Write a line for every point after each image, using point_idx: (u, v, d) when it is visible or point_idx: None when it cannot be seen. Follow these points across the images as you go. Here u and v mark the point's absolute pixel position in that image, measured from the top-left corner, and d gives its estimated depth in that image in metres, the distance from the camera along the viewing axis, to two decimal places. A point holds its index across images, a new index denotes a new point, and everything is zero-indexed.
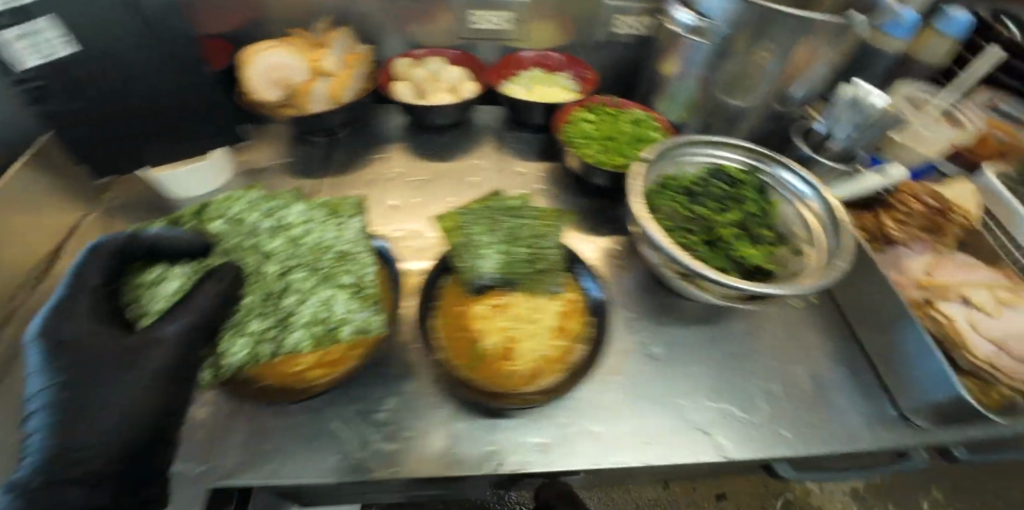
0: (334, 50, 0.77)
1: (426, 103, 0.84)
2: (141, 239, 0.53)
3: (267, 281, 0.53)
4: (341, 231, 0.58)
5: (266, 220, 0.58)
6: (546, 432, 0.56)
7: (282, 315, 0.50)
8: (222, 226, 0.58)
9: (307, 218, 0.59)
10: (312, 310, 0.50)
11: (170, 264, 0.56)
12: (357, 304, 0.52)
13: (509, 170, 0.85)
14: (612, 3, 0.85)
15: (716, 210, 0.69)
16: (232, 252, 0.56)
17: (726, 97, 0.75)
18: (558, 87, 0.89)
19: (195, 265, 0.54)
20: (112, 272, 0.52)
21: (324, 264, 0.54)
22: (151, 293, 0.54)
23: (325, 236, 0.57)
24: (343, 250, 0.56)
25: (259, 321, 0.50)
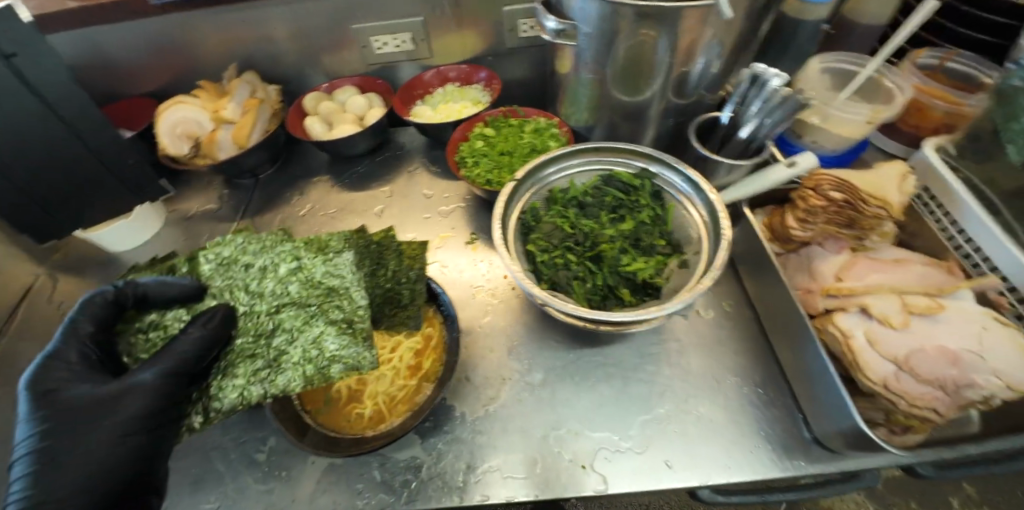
0: (235, 98, 0.80)
1: (333, 136, 0.85)
2: (134, 288, 0.49)
3: (261, 320, 0.48)
4: (332, 264, 0.52)
5: (256, 258, 0.51)
6: (417, 469, 0.54)
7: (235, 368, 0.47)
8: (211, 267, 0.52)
9: (295, 254, 0.51)
10: (303, 350, 0.46)
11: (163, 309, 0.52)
12: (348, 340, 0.47)
13: (420, 194, 0.84)
14: (508, 8, 0.81)
15: (606, 222, 0.64)
16: (221, 295, 0.51)
17: (624, 94, 0.69)
18: (468, 101, 0.88)
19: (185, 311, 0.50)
20: (107, 321, 0.49)
21: (314, 300, 0.49)
22: (147, 340, 0.52)
23: (318, 271, 0.51)
24: (333, 285, 0.50)
25: (251, 362, 0.46)
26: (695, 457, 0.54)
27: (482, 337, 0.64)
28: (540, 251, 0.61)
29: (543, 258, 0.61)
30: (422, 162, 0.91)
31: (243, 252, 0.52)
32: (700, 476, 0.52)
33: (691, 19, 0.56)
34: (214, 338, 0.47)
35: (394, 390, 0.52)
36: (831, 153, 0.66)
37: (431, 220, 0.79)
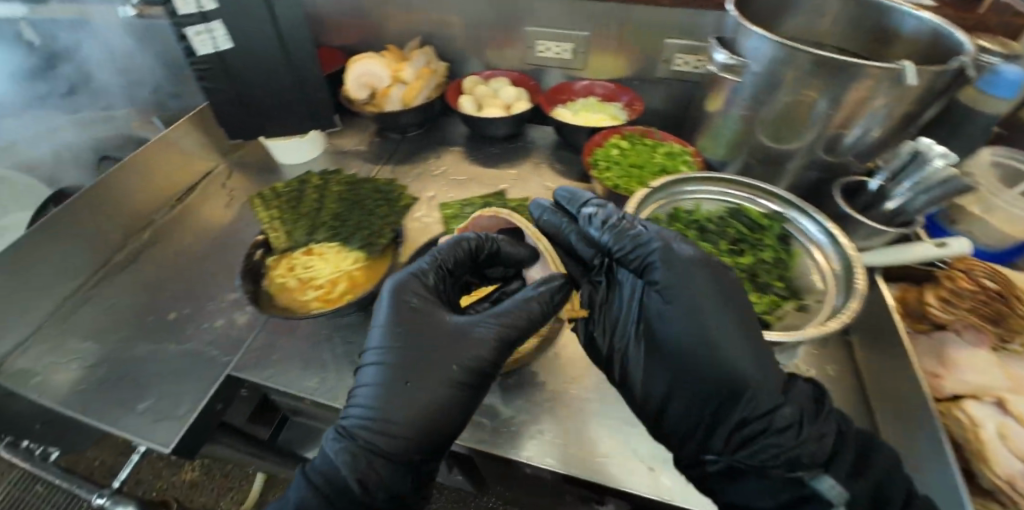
0: (413, 64, 0.93)
1: (481, 115, 0.95)
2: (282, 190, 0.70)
3: (317, 239, 0.67)
4: (304, 199, 0.70)
5: (288, 214, 0.68)
6: (493, 416, 0.59)
7: (344, 260, 0.64)
8: (278, 204, 0.69)
9: (286, 209, 0.69)
10: (355, 243, 0.65)
11: (277, 215, 0.68)
12: (368, 231, 0.66)
13: (544, 184, 0.91)
14: (672, 41, 0.87)
15: (724, 251, 0.66)
16: (296, 219, 0.68)
17: (770, 139, 0.72)
18: (606, 115, 0.94)
19: (278, 219, 0.67)
20: (270, 209, 0.68)
21: (321, 220, 0.68)
22: (307, 243, 0.67)
23: (308, 202, 0.69)
24: (315, 207, 0.69)
25: (350, 253, 0.65)
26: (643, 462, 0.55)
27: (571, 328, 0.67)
28: None
29: None
30: (547, 159, 0.99)
31: (280, 204, 0.69)
32: None
33: (870, 82, 0.58)
34: (299, 230, 0.67)
35: None
36: (987, 249, 0.62)
37: None
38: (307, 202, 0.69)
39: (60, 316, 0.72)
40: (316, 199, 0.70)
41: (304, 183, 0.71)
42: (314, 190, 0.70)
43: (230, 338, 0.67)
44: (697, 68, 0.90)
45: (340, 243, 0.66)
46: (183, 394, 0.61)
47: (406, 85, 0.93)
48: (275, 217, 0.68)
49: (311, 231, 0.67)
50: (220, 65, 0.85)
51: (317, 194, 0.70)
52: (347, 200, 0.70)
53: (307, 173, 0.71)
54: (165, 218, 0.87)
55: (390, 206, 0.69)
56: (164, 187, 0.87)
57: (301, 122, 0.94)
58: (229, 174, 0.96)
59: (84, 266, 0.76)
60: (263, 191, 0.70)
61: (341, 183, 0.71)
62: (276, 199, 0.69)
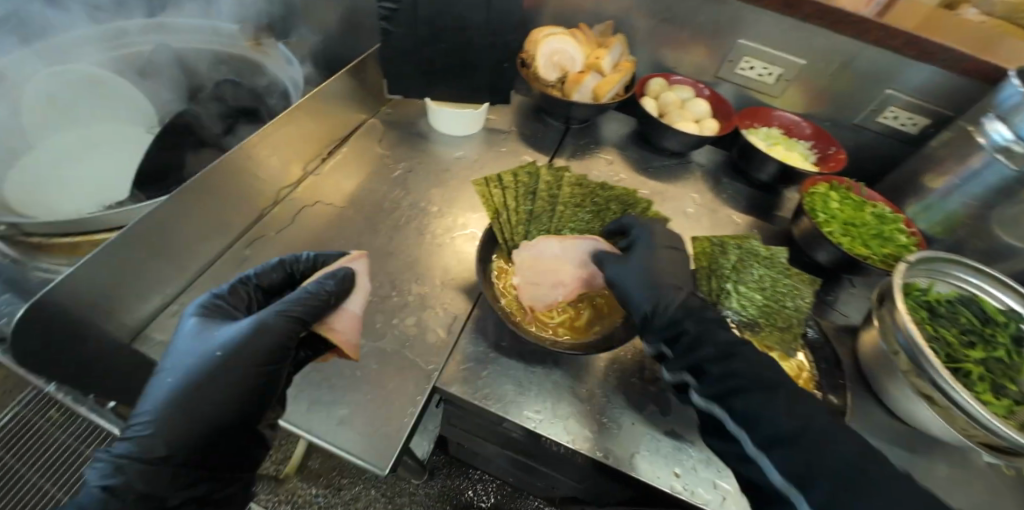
0: (611, 54, 0.83)
1: (668, 124, 0.87)
2: (508, 179, 0.60)
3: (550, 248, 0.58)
4: (535, 196, 0.60)
5: (518, 211, 0.59)
6: (733, 481, 0.54)
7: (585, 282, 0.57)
8: (505, 197, 0.59)
9: (515, 203, 0.59)
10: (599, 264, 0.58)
11: (507, 211, 0.58)
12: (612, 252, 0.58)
13: (724, 215, 0.85)
14: (891, 93, 0.82)
15: (957, 339, 0.64)
16: (528, 218, 0.58)
17: (1004, 230, 0.69)
18: (795, 152, 0.88)
19: (510, 216, 0.58)
20: (499, 200, 0.58)
21: (555, 224, 0.59)
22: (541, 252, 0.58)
23: (540, 201, 0.60)
24: (547, 208, 0.59)
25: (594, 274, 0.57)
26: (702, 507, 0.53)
27: None
28: None
29: None
30: (717, 184, 0.93)
31: (509, 197, 0.59)
32: None
33: None
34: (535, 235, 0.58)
35: None
36: None
37: None
38: (537, 200, 0.60)
39: (215, 278, 0.61)
40: (547, 198, 0.60)
41: (533, 176, 0.61)
42: (545, 186, 0.61)
43: (427, 342, 0.59)
44: (903, 126, 0.85)
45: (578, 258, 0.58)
46: (390, 403, 0.53)
47: (600, 75, 0.83)
48: (505, 211, 0.58)
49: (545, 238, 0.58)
50: (411, 9, 0.72)
51: (550, 193, 0.60)
52: (582, 205, 0.61)
53: (538, 163, 0.61)
54: (316, 173, 0.75)
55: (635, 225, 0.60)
56: (318, 137, 0.75)
57: (474, 91, 0.82)
58: (377, 131, 0.84)
59: (237, 220, 0.64)
60: (488, 177, 0.60)
61: (577, 185, 0.62)
62: (504, 190, 0.59)
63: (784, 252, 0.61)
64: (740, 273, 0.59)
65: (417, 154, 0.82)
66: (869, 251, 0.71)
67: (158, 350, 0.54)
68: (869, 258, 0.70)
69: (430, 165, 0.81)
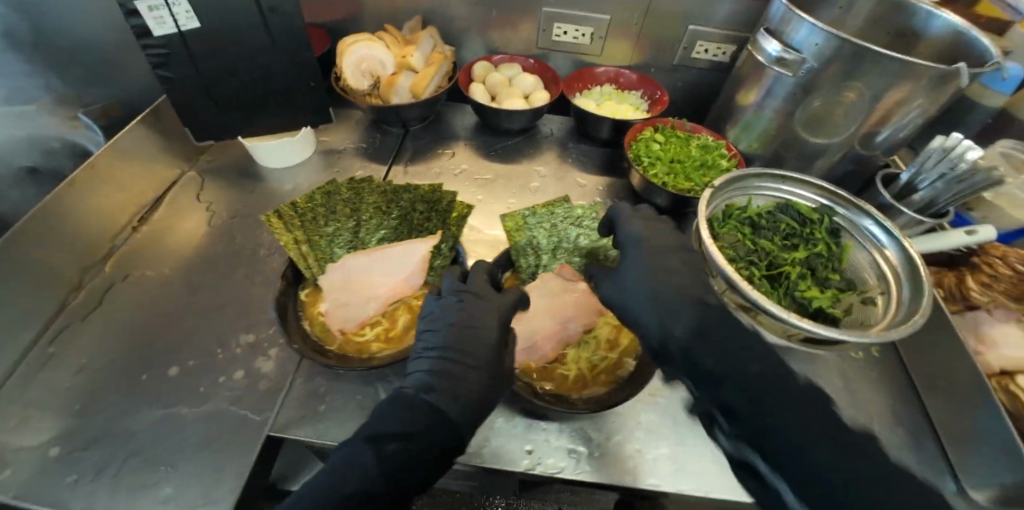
0: (420, 48, 0.82)
1: (498, 106, 0.87)
2: (303, 206, 0.59)
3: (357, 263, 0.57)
4: (335, 215, 0.59)
5: (318, 236, 0.57)
6: (585, 442, 0.55)
7: (395, 289, 0.56)
8: (301, 223, 0.58)
9: (313, 227, 0.58)
10: (408, 267, 0.57)
11: (306, 237, 0.57)
12: (419, 251, 0.57)
13: (572, 181, 0.86)
14: (694, 28, 0.85)
15: (780, 246, 0.67)
16: (327, 240, 0.57)
17: (807, 134, 0.73)
18: (627, 104, 0.91)
19: (308, 242, 0.57)
20: (293, 229, 0.57)
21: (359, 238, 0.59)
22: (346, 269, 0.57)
23: (341, 219, 0.59)
24: (349, 225, 0.59)
25: (404, 277, 0.56)
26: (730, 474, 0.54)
27: None
28: (728, 257, 0.63)
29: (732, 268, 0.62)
30: (567, 151, 0.94)
31: (306, 222, 0.58)
32: None
33: (920, 81, 0.60)
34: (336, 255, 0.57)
35: (597, 359, 0.52)
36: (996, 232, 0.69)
37: None
38: (339, 218, 0.59)
39: (20, 384, 0.56)
40: (348, 215, 0.60)
41: (330, 195, 0.60)
42: (344, 203, 0.60)
43: (258, 391, 0.56)
44: (716, 56, 0.89)
45: (386, 266, 0.57)
46: (217, 468, 0.51)
47: (414, 73, 0.81)
48: (303, 238, 0.57)
49: (350, 256, 0.57)
50: (184, 49, 0.68)
51: (349, 208, 0.59)
52: (388, 212, 0.60)
53: (334, 181, 0.61)
54: (129, 244, 0.70)
55: (440, 218, 0.60)
56: (119, 205, 0.70)
57: (288, 118, 0.79)
58: (198, 182, 0.80)
59: (31, 317, 0.59)
60: (282, 208, 0.58)
61: (378, 193, 0.61)
62: (299, 217, 0.58)
63: (595, 207, 0.62)
64: (554, 239, 0.60)
65: (245, 196, 0.79)
66: (692, 184, 0.74)
67: None
68: (692, 191, 0.73)
69: (260, 204, 0.78)
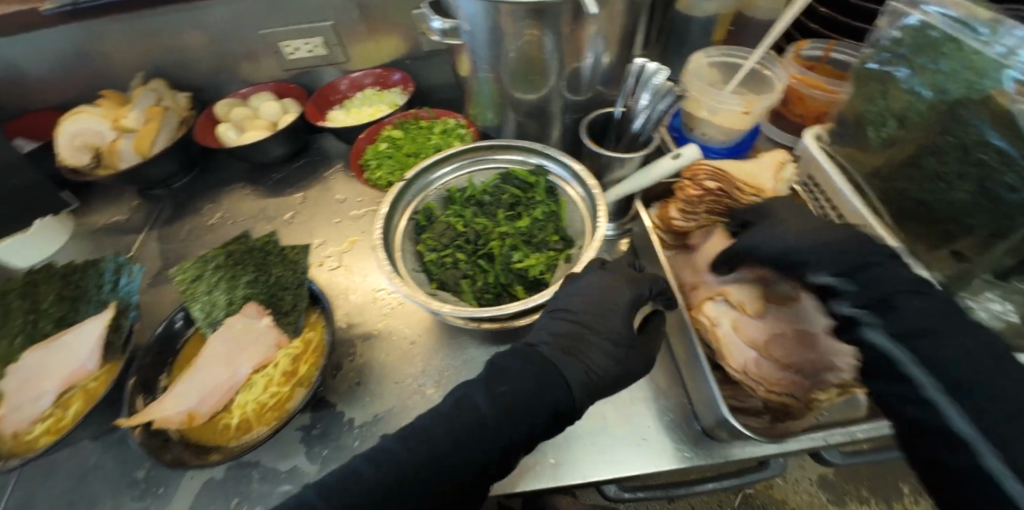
0: (136, 107, 0.79)
1: (241, 142, 0.83)
2: None
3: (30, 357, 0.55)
4: (9, 315, 0.57)
5: None
6: (298, 478, 0.53)
7: (65, 377, 0.54)
8: None
9: None
10: (78, 349, 0.55)
11: None
12: (89, 330, 0.56)
13: (333, 200, 0.82)
14: (415, 12, 0.81)
15: (500, 220, 0.64)
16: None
17: (522, 93, 0.70)
18: (386, 104, 0.88)
19: None
20: None
21: (41, 329, 0.57)
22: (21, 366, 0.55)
23: (16, 317, 0.57)
24: (27, 320, 0.57)
25: (72, 362, 0.54)
26: (637, 460, 0.53)
27: (379, 342, 0.63)
28: (429, 250, 0.60)
29: (431, 259, 0.60)
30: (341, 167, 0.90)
31: None
32: (594, 481, 0.52)
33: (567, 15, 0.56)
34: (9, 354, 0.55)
35: (265, 396, 0.51)
36: (721, 146, 0.65)
37: (339, 225, 0.78)
38: (16, 315, 0.57)
39: None
40: (24, 310, 0.58)
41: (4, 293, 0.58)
42: (20, 298, 0.58)
43: None
44: None
45: (59, 353, 0.55)
46: None
47: (135, 133, 0.78)
48: None
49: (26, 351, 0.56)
50: None
51: (25, 302, 0.58)
52: (71, 294, 0.59)
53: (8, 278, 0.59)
54: None
55: (122, 287, 0.59)
56: None
57: None
58: None
59: None
60: None
61: (59, 277, 0.60)
62: None
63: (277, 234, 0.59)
64: (232, 281, 0.57)
65: None
66: None
67: None
68: None
69: None
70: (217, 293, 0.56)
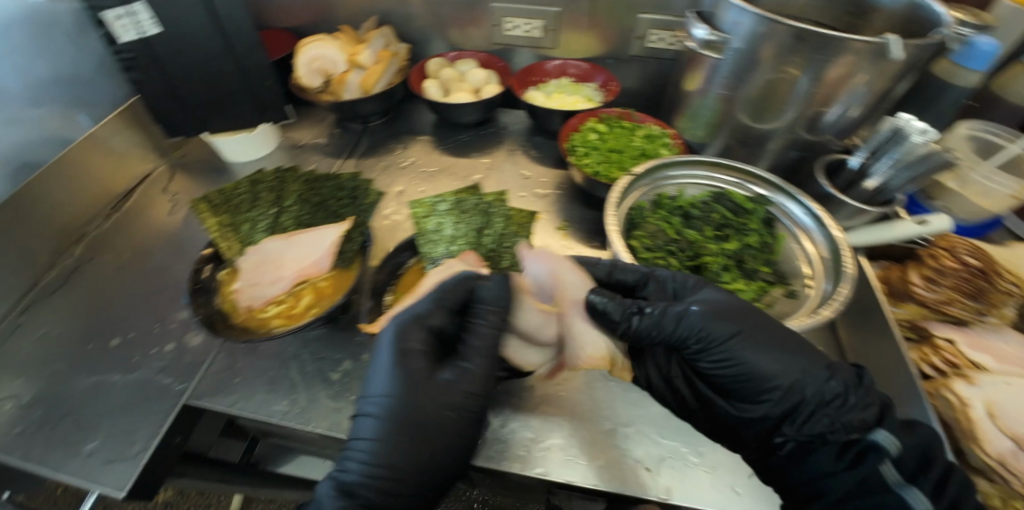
0: (370, 46, 0.85)
1: (447, 101, 0.88)
2: (227, 192, 0.63)
3: (272, 244, 0.61)
4: (259, 204, 0.63)
5: (239, 220, 0.61)
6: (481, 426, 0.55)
7: (301, 272, 0.58)
8: (225, 208, 0.62)
9: (232, 212, 0.62)
10: (317, 250, 0.59)
11: (229, 221, 0.61)
12: (329, 235, 0.60)
13: (517, 173, 0.85)
14: (644, 17, 0.83)
15: (710, 238, 0.64)
16: (246, 223, 0.62)
17: (750, 120, 0.69)
18: (580, 97, 0.90)
19: (227, 226, 0.60)
20: (215, 213, 0.61)
21: (280, 222, 0.63)
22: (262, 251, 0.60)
23: (263, 206, 0.63)
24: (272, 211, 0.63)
25: (310, 259, 0.59)
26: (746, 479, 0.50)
27: None
28: (641, 247, 0.61)
29: (644, 257, 0.60)
30: (521, 145, 0.94)
31: (228, 206, 0.62)
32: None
33: (854, 57, 0.56)
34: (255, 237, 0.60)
35: None
36: (961, 223, 0.63)
37: (523, 199, 0.80)
38: (262, 205, 0.63)
39: None
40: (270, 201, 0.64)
41: (256, 183, 0.64)
42: (267, 190, 0.64)
43: (185, 362, 0.62)
44: (671, 44, 0.86)
45: (296, 248, 0.60)
46: (137, 431, 0.55)
47: (364, 70, 0.85)
48: (226, 222, 0.61)
49: (267, 238, 0.61)
50: (147, 53, 0.74)
51: (272, 194, 0.64)
52: (308, 197, 0.64)
53: (261, 170, 0.65)
54: (101, 229, 0.77)
55: (358, 204, 0.63)
56: (95, 195, 0.78)
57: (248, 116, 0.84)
58: (171, 175, 0.87)
59: (11, 289, 0.67)
60: (210, 194, 0.62)
61: (301, 180, 0.65)
62: (222, 202, 0.62)
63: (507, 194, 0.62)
64: (461, 226, 0.60)
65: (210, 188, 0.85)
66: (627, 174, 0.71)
67: None
68: None
69: None
70: (449, 232, 0.60)
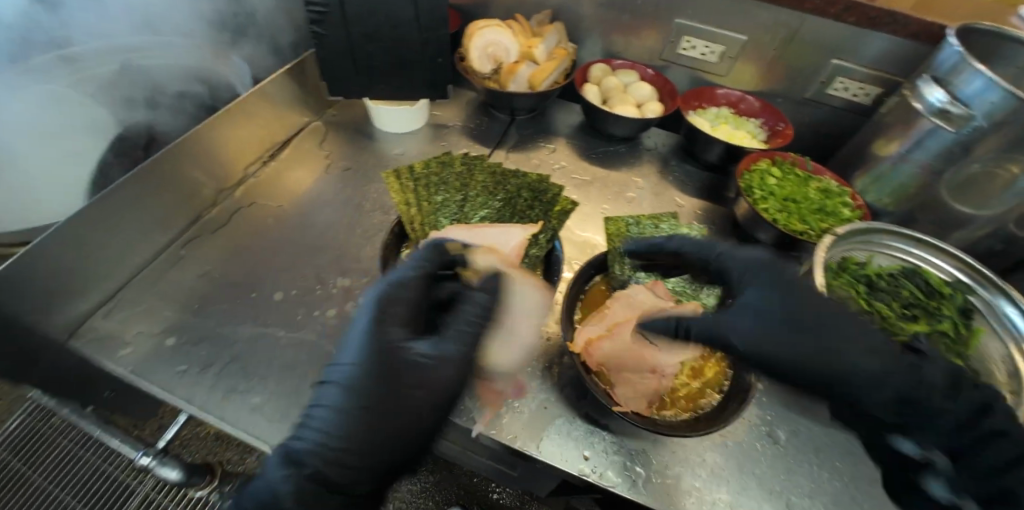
0: (546, 42, 0.84)
1: (609, 110, 0.85)
2: (417, 172, 0.62)
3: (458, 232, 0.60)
4: (448, 189, 0.62)
5: (427, 201, 0.61)
6: (645, 463, 0.54)
7: None
8: (413, 186, 0.62)
9: (421, 193, 0.61)
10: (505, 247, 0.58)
11: (416, 201, 0.60)
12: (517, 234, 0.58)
13: (668, 199, 0.83)
14: (837, 64, 0.79)
15: (898, 315, 0.61)
16: (432, 206, 0.61)
17: (952, 198, 0.66)
18: (744, 131, 0.87)
19: (416, 206, 0.60)
20: (403, 191, 0.60)
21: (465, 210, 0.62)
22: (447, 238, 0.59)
23: (451, 191, 0.62)
24: (459, 197, 0.62)
25: (497, 256, 0.57)
26: None
27: None
28: None
29: None
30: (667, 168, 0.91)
31: (418, 186, 0.61)
32: None
33: None
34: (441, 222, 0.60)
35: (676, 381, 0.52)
36: None
37: None
38: (448, 190, 0.62)
39: (152, 277, 0.63)
40: (456, 187, 0.63)
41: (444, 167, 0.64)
42: (454, 176, 0.63)
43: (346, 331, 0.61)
44: (856, 97, 0.82)
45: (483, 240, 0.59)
46: (302, 393, 0.55)
47: (536, 65, 0.83)
48: (414, 201, 0.60)
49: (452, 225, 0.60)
50: (339, 11, 0.73)
51: (460, 181, 0.63)
52: (494, 191, 0.63)
53: (450, 155, 0.64)
54: (257, 175, 0.78)
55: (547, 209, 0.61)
56: (257, 141, 0.78)
57: (410, 89, 0.83)
58: (322, 131, 0.87)
59: (176, 219, 0.68)
60: (400, 171, 0.62)
61: (488, 173, 0.64)
62: (414, 181, 0.62)
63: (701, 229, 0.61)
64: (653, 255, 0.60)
65: (359, 152, 0.84)
66: (807, 227, 0.69)
67: (90, 344, 0.56)
68: (806, 233, 0.69)
69: (373, 163, 0.83)
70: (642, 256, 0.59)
